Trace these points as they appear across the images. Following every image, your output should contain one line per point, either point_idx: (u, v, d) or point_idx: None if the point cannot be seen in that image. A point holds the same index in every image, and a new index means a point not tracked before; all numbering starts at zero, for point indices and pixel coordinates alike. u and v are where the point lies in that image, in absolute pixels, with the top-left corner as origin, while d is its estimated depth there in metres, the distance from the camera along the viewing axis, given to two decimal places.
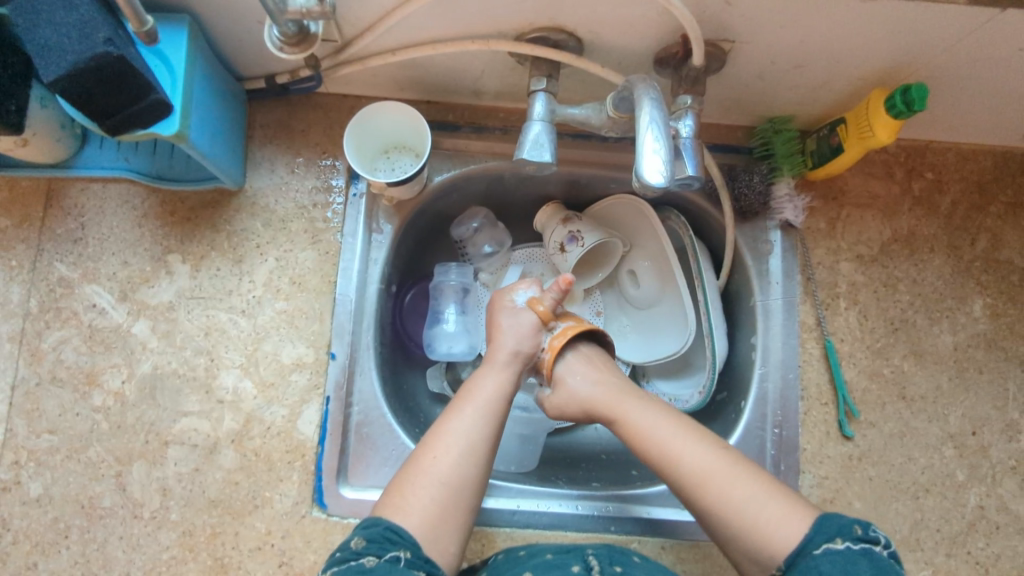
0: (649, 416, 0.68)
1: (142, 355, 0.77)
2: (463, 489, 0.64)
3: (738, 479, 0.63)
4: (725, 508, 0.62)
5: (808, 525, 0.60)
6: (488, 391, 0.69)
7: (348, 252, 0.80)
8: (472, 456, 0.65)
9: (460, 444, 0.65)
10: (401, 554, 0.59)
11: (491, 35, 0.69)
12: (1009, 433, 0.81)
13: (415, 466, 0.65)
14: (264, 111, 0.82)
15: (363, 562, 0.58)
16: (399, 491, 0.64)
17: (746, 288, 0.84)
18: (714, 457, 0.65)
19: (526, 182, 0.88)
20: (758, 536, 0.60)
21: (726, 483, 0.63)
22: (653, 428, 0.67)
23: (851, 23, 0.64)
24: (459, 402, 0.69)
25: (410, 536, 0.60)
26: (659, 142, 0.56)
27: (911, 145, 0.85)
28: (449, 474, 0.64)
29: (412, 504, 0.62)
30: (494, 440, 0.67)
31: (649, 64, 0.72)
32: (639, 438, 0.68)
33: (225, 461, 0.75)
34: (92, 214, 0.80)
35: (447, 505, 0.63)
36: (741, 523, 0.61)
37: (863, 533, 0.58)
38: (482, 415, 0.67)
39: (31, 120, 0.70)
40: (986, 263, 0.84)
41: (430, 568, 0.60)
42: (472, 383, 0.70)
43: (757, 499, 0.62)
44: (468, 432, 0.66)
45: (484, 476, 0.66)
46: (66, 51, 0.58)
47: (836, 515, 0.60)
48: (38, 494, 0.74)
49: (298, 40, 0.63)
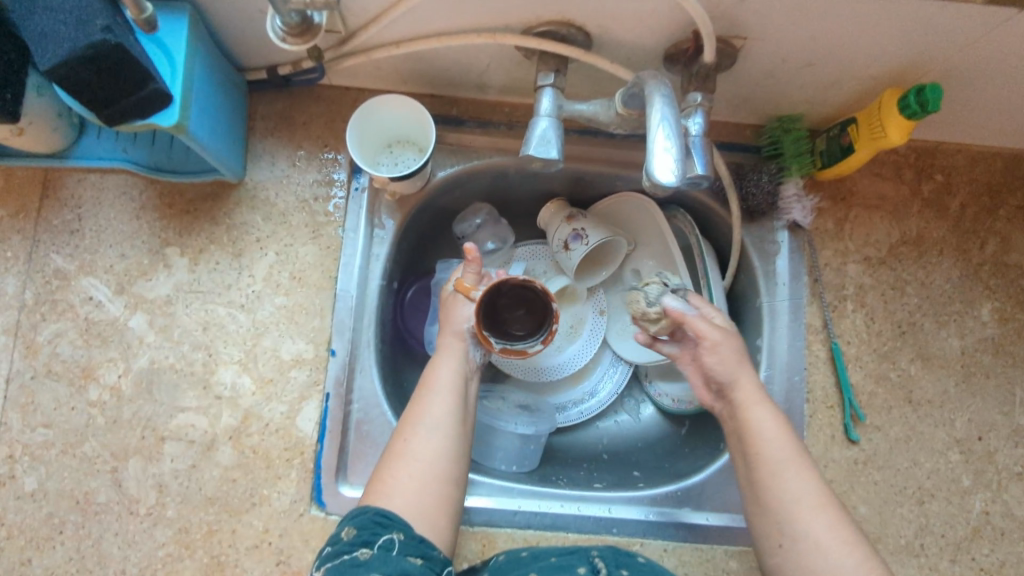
0: (775, 433, 0.63)
1: (139, 350, 0.76)
2: (444, 464, 0.63)
3: (831, 522, 0.59)
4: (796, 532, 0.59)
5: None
6: (446, 371, 0.69)
7: (349, 247, 0.79)
8: (445, 432, 0.65)
9: (427, 422, 0.65)
10: (395, 537, 0.58)
11: (498, 28, 0.68)
12: (1015, 438, 0.80)
13: (391, 452, 0.64)
14: (265, 103, 0.81)
15: (357, 555, 0.57)
16: (381, 477, 0.63)
17: (753, 289, 0.83)
18: (818, 490, 0.60)
19: (531, 179, 0.87)
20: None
21: (818, 517, 0.59)
22: (772, 447, 0.62)
23: (866, 21, 0.62)
24: (420, 388, 0.68)
25: (398, 516, 0.59)
26: (670, 140, 0.55)
27: (921, 146, 0.84)
28: (424, 451, 0.63)
29: (395, 486, 0.62)
30: (465, 416, 0.67)
31: (658, 60, 0.71)
32: (757, 447, 0.63)
33: (223, 458, 0.74)
34: (90, 206, 0.79)
35: (429, 480, 0.62)
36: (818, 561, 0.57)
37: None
38: (446, 394, 0.67)
39: (27, 109, 0.68)
40: (995, 266, 0.83)
41: (425, 549, 0.59)
42: (427, 370, 0.70)
43: (846, 549, 0.58)
44: (434, 411, 0.66)
45: (462, 448, 0.65)
46: (63, 39, 0.56)
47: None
48: (32, 489, 0.73)
49: (301, 31, 0.62)
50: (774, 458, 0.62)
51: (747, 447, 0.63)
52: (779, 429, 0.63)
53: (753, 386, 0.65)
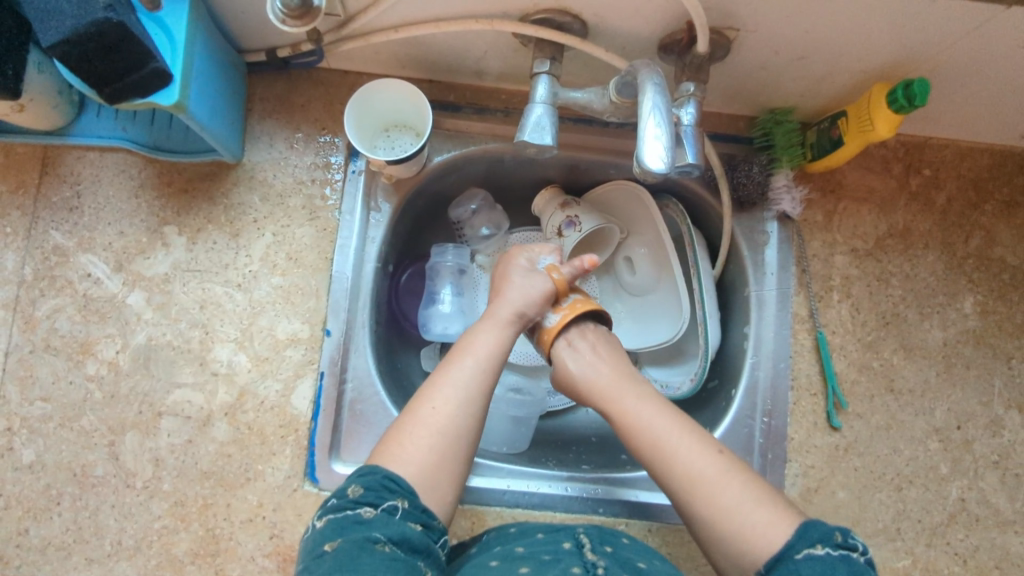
0: (649, 413, 0.68)
1: (137, 326, 0.77)
2: (459, 441, 0.64)
3: (721, 484, 0.63)
4: (713, 502, 0.62)
5: (788, 536, 0.59)
6: (486, 345, 0.69)
7: (345, 229, 0.80)
8: (470, 407, 0.66)
9: (457, 395, 0.66)
10: (398, 505, 0.59)
11: (496, 15, 0.69)
12: (992, 428, 0.82)
13: (412, 415, 0.65)
14: (264, 85, 0.82)
15: (360, 513, 0.59)
16: (397, 440, 0.64)
17: (741, 278, 0.85)
18: (711, 461, 0.64)
19: (526, 165, 0.88)
20: (739, 538, 0.60)
21: (706, 485, 0.63)
22: (652, 424, 0.67)
23: (856, 16, 0.64)
24: (457, 356, 0.69)
25: (407, 484, 0.61)
26: (660, 128, 0.57)
27: (910, 141, 0.86)
28: (446, 423, 0.64)
29: (409, 453, 0.63)
30: (490, 392, 0.68)
31: (653, 49, 0.72)
32: (635, 432, 0.67)
33: (218, 433, 0.75)
34: (89, 183, 0.79)
35: (445, 454, 0.63)
36: (723, 528, 0.61)
37: (843, 540, 0.58)
38: (482, 369, 0.68)
39: (28, 85, 0.69)
40: (978, 260, 0.85)
41: (427, 518, 0.60)
42: (469, 336, 0.70)
43: (746, 507, 0.61)
44: (467, 383, 0.66)
45: (478, 427, 0.66)
46: (66, 16, 0.57)
47: (817, 520, 0.59)
48: (31, 461, 0.74)
49: (301, 13, 0.62)
50: (651, 437, 0.66)
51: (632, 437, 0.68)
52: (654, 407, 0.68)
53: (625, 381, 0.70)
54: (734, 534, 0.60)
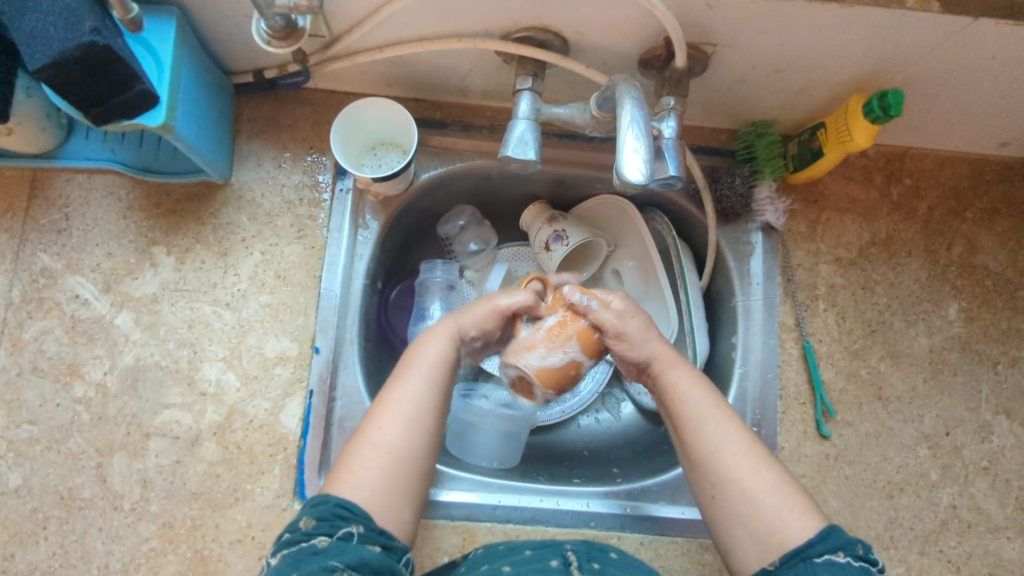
0: (691, 388, 0.67)
1: (125, 347, 0.77)
2: (408, 458, 0.63)
3: (756, 465, 0.62)
4: (747, 480, 0.62)
5: (814, 531, 0.59)
6: (431, 358, 0.67)
7: (333, 246, 0.80)
8: (417, 424, 0.64)
9: (403, 413, 0.64)
10: (353, 531, 0.58)
11: (478, 34, 0.70)
12: (981, 434, 0.82)
13: (359, 437, 0.64)
14: (252, 106, 0.83)
15: (314, 544, 0.56)
16: (346, 465, 0.62)
17: (727, 289, 0.86)
18: (743, 440, 0.64)
19: (513, 181, 0.89)
20: (767, 521, 0.60)
21: (742, 463, 0.62)
22: (693, 400, 0.66)
23: (829, 30, 0.65)
24: (402, 372, 0.67)
25: (358, 508, 0.59)
26: (639, 141, 0.58)
27: (889, 151, 0.87)
28: (394, 443, 0.63)
29: (360, 475, 0.61)
30: (439, 407, 0.66)
31: (633, 66, 0.73)
32: (675, 405, 0.67)
33: (207, 453, 0.75)
34: (77, 205, 0.80)
35: (396, 474, 0.62)
36: (751, 509, 0.61)
37: (865, 553, 0.57)
38: (429, 385, 0.66)
39: (16, 109, 0.70)
40: (961, 267, 0.86)
41: (385, 540, 0.59)
42: (414, 350, 0.68)
43: (778, 490, 0.61)
44: (414, 402, 0.65)
45: (430, 445, 0.65)
46: (52, 40, 0.58)
47: (840, 528, 0.59)
48: (17, 485, 0.74)
49: (286, 34, 0.64)
50: (691, 412, 0.65)
51: (671, 410, 0.67)
52: (695, 383, 0.67)
53: (667, 351, 0.69)
54: (764, 517, 0.60)
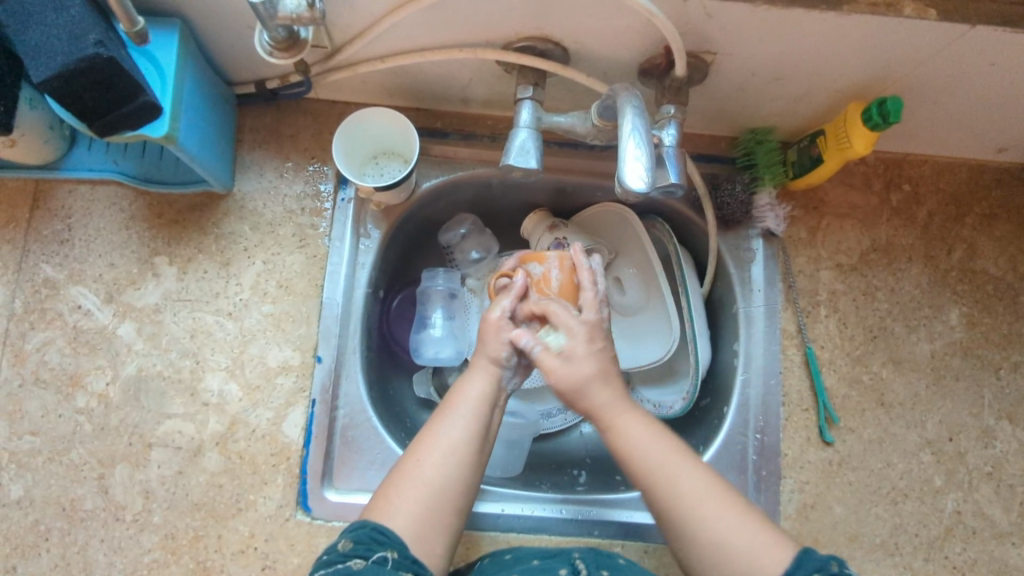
0: (641, 432, 0.65)
1: (128, 357, 0.77)
2: (447, 491, 0.63)
3: (720, 507, 0.61)
4: (710, 527, 0.60)
5: (789, 562, 0.58)
6: (474, 393, 0.67)
7: (335, 255, 0.81)
8: (459, 458, 0.64)
9: (445, 446, 0.64)
10: (388, 555, 0.58)
11: (479, 44, 0.71)
12: (984, 439, 0.82)
13: (401, 470, 0.64)
14: (254, 116, 0.83)
15: (350, 566, 0.57)
16: (385, 494, 0.63)
17: (729, 296, 0.86)
18: (701, 480, 0.63)
19: (514, 189, 0.90)
20: (742, 564, 0.58)
21: (706, 508, 0.61)
22: (642, 449, 0.64)
23: (828, 38, 0.66)
24: (444, 407, 0.67)
25: (394, 536, 0.59)
26: (640, 149, 0.58)
27: (888, 157, 0.88)
28: (434, 476, 0.63)
29: (396, 506, 0.61)
30: (482, 443, 0.66)
31: (634, 74, 0.74)
32: (626, 454, 0.65)
33: (209, 464, 0.75)
34: (80, 216, 0.80)
35: (433, 508, 0.62)
36: (725, 556, 0.59)
37: (840, 569, 0.57)
38: (472, 420, 0.66)
39: (20, 121, 0.70)
40: (961, 272, 0.86)
41: (418, 569, 0.59)
42: (458, 385, 0.69)
43: (745, 528, 0.60)
44: (456, 435, 0.65)
45: (470, 481, 0.64)
46: (57, 52, 0.58)
47: (813, 550, 0.59)
48: (19, 497, 0.74)
49: (289, 45, 0.64)
50: (643, 460, 0.64)
51: (622, 461, 0.66)
52: (645, 427, 0.66)
53: (612, 396, 0.67)
54: (738, 560, 0.58)
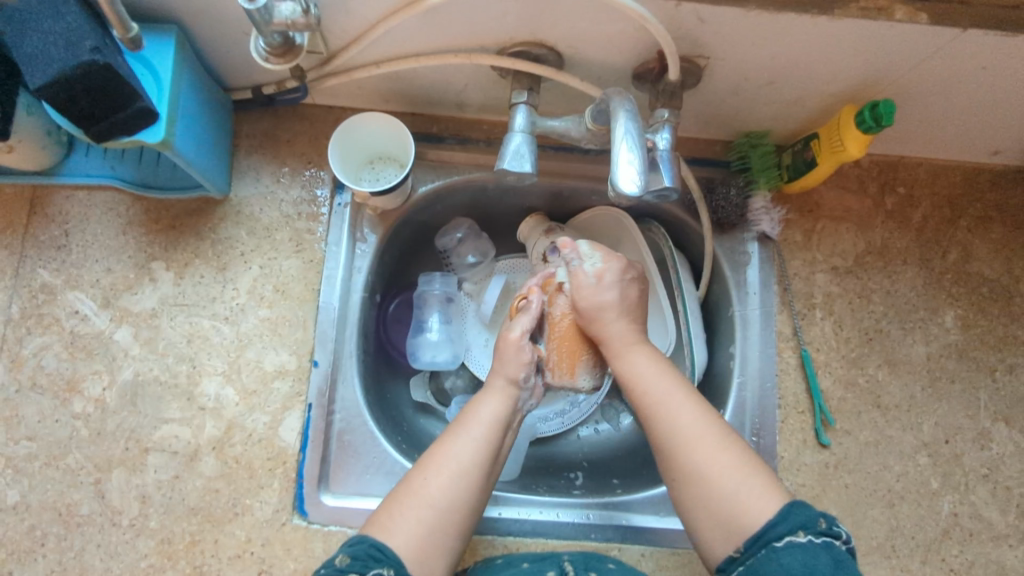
0: (651, 369, 0.68)
1: (124, 362, 0.77)
2: (451, 513, 0.63)
3: (715, 448, 0.63)
4: (705, 466, 0.62)
5: (774, 511, 0.60)
6: (486, 415, 0.67)
7: (332, 260, 0.81)
8: (466, 481, 0.64)
9: (453, 467, 0.64)
10: (384, 572, 0.58)
11: (474, 49, 0.71)
12: (981, 441, 0.82)
13: (407, 487, 0.64)
14: (251, 122, 0.84)
15: None
16: (388, 510, 0.63)
17: (724, 299, 0.86)
18: (702, 420, 0.64)
19: (510, 194, 0.90)
20: (728, 504, 0.61)
21: (701, 446, 0.63)
22: (650, 385, 0.67)
23: (820, 43, 0.66)
24: (455, 427, 0.67)
25: (394, 554, 0.60)
26: (633, 153, 0.58)
27: (882, 160, 0.88)
28: (440, 498, 0.63)
29: (397, 525, 0.62)
30: (490, 466, 0.66)
31: (627, 79, 0.74)
32: (634, 387, 0.67)
33: (206, 468, 0.75)
34: (77, 222, 0.80)
35: (435, 529, 0.62)
36: (705, 491, 0.62)
37: (827, 527, 0.59)
38: (482, 442, 0.66)
39: (17, 128, 0.71)
40: (956, 275, 0.86)
41: None
42: (470, 406, 0.69)
43: (736, 475, 0.61)
44: (466, 457, 0.65)
45: (474, 505, 0.64)
46: (53, 59, 0.59)
47: (804, 504, 0.60)
48: (15, 502, 0.74)
49: (284, 51, 0.65)
50: (649, 396, 0.66)
51: (629, 392, 0.68)
52: (653, 364, 0.68)
53: (624, 333, 0.70)
54: (723, 500, 0.61)
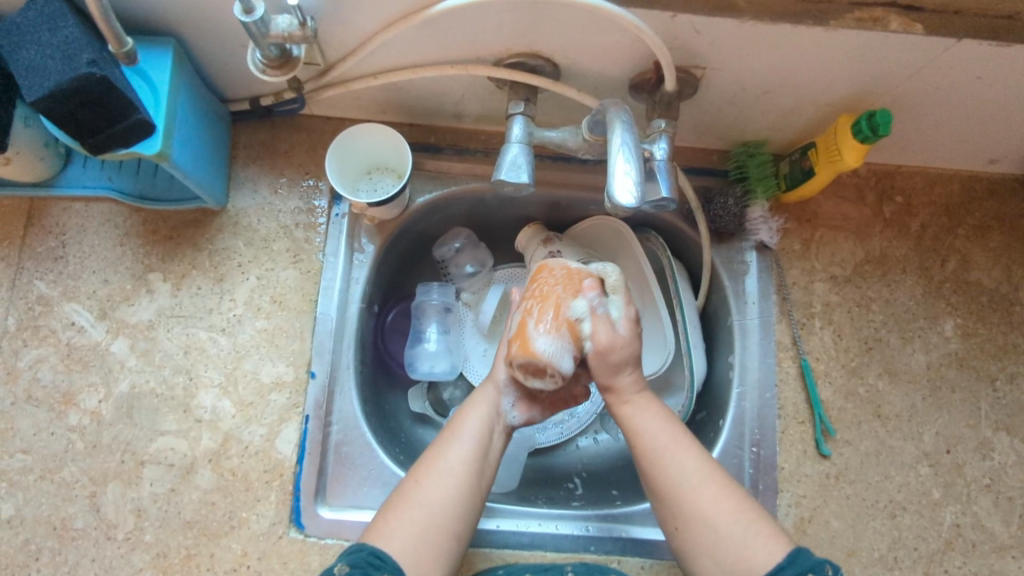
0: (651, 419, 0.67)
1: (120, 374, 0.77)
2: (443, 516, 0.62)
3: (717, 495, 0.63)
4: (707, 511, 0.62)
5: (781, 555, 0.59)
6: (476, 421, 0.68)
7: (329, 270, 0.81)
8: (457, 482, 0.64)
9: (445, 469, 0.64)
10: None
11: (470, 60, 0.72)
12: (982, 451, 0.82)
13: (399, 494, 0.64)
14: (249, 133, 0.84)
15: None
16: (383, 517, 0.63)
17: (724, 309, 0.86)
18: (702, 469, 0.64)
19: (508, 204, 0.90)
20: (732, 552, 0.60)
21: (703, 494, 0.63)
22: (650, 437, 0.66)
23: (816, 53, 0.66)
24: (446, 433, 0.68)
25: (391, 561, 0.59)
26: (629, 164, 0.58)
27: (880, 169, 0.88)
28: (432, 500, 0.63)
29: (393, 529, 0.61)
30: (482, 470, 0.66)
31: (624, 89, 0.74)
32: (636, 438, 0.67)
33: (202, 481, 0.74)
34: (74, 233, 0.80)
35: (429, 530, 0.61)
36: (711, 539, 0.61)
37: (834, 572, 0.58)
38: (470, 444, 0.66)
39: (14, 140, 0.71)
40: (955, 284, 0.86)
41: None
42: (461, 412, 0.69)
43: (743, 517, 0.61)
44: (456, 460, 0.65)
45: (467, 510, 0.64)
46: (50, 71, 0.59)
47: (809, 550, 0.59)
48: (10, 516, 0.73)
49: (281, 63, 0.65)
50: (651, 444, 0.66)
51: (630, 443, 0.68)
52: (656, 414, 0.68)
53: (632, 381, 0.68)
54: (726, 548, 0.60)
